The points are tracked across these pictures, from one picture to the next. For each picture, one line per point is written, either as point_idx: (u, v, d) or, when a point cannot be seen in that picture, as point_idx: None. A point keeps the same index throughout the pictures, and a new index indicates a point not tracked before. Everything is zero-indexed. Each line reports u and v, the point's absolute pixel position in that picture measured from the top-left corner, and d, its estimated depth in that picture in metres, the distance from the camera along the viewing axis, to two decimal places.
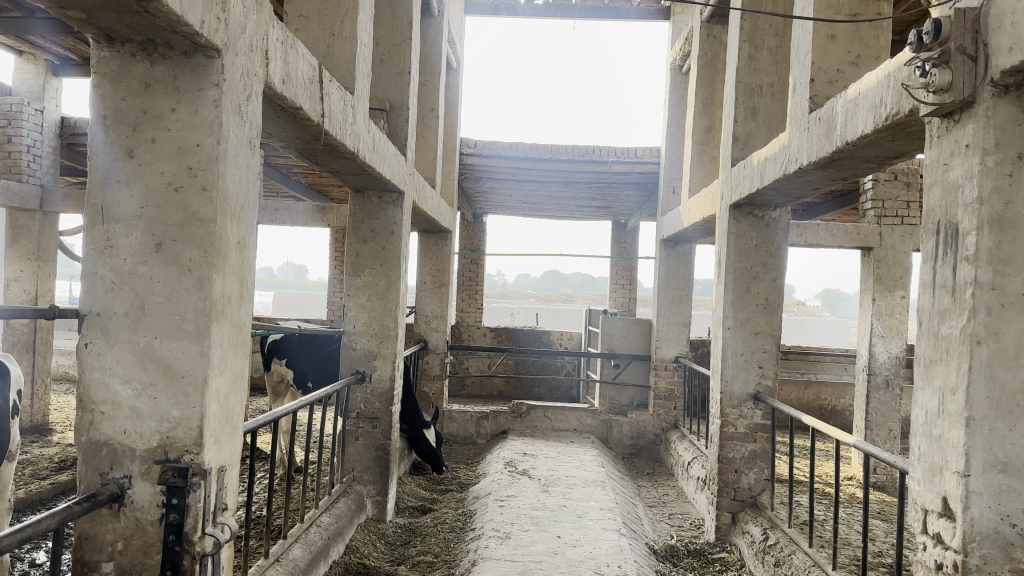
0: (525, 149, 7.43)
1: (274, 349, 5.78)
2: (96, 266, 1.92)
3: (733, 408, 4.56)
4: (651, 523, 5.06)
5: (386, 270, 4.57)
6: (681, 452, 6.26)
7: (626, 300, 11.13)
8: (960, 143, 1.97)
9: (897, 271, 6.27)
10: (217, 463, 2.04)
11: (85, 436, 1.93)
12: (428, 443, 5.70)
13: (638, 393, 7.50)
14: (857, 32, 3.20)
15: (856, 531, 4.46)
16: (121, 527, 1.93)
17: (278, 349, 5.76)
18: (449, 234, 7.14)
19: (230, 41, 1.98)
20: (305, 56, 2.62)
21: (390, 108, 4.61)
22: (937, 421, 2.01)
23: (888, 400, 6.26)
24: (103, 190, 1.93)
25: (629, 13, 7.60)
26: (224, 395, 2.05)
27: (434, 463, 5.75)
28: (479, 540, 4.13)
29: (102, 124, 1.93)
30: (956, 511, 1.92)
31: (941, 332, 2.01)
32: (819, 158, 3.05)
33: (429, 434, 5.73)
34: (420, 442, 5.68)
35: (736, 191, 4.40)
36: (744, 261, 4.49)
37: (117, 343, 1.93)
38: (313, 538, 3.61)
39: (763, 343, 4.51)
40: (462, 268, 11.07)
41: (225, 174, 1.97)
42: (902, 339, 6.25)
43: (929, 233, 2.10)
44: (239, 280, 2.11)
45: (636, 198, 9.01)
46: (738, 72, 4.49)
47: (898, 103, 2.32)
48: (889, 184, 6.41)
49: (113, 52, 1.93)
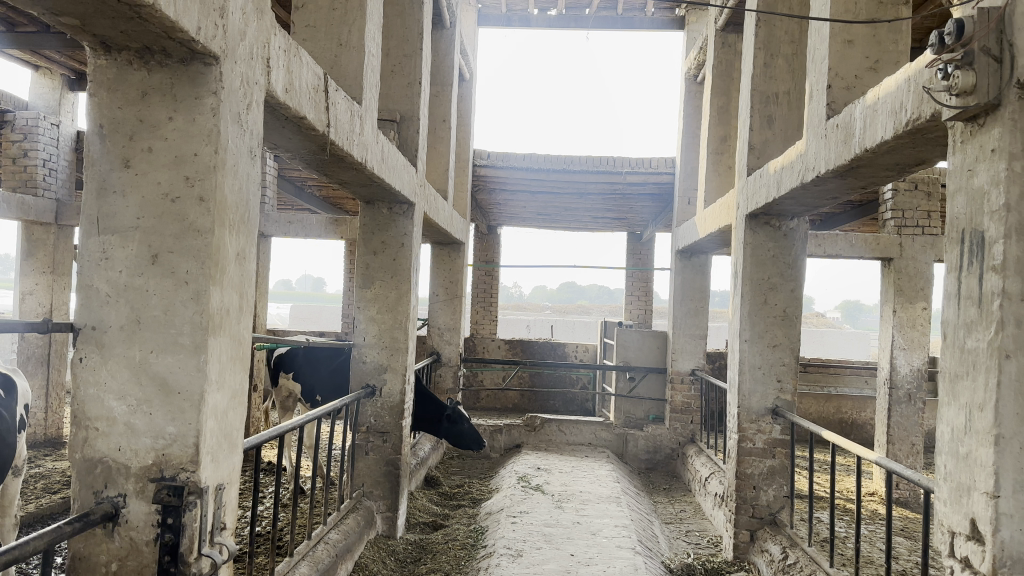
0: (538, 160, 7.41)
1: (280, 364, 5.77)
2: (92, 278, 1.89)
3: (752, 423, 4.45)
4: (668, 541, 4.93)
5: (396, 282, 4.53)
6: (698, 467, 6.12)
7: (642, 312, 10.99)
8: (984, 148, 1.88)
9: (919, 282, 6.11)
10: (215, 482, 1.98)
11: (79, 454, 1.89)
12: (459, 423, 5.65)
13: (654, 407, 7.37)
14: (875, 37, 3.12)
15: (879, 549, 4.32)
16: (115, 548, 1.88)
17: (284, 363, 5.75)
18: (461, 246, 7.09)
19: (229, 48, 1.95)
20: (310, 65, 2.60)
21: (401, 120, 4.58)
22: (964, 439, 1.90)
23: (911, 414, 6.09)
24: (100, 200, 1.90)
25: (644, 23, 7.57)
26: (222, 411, 2.00)
27: (467, 446, 5.71)
28: (491, 558, 4.04)
29: (98, 133, 1.90)
30: (985, 534, 1.81)
31: (968, 345, 1.91)
32: (837, 165, 2.96)
33: (461, 413, 5.68)
34: (450, 429, 5.63)
35: (753, 201, 4.30)
36: (761, 273, 4.39)
37: (112, 357, 1.89)
38: (320, 556, 3.54)
39: (782, 357, 4.40)
40: (476, 280, 11.05)
41: (224, 184, 1.93)
42: (925, 352, 6.09)
43: (953, 242, 2.01)
44: (239, 293, 2.07)
45: (651, 209, 8.94)
46: (753, 80, 4.42)
47: (919, 107, 2.24)
48: (909, 194, 6.30)
49: (110, 59, 1.90)
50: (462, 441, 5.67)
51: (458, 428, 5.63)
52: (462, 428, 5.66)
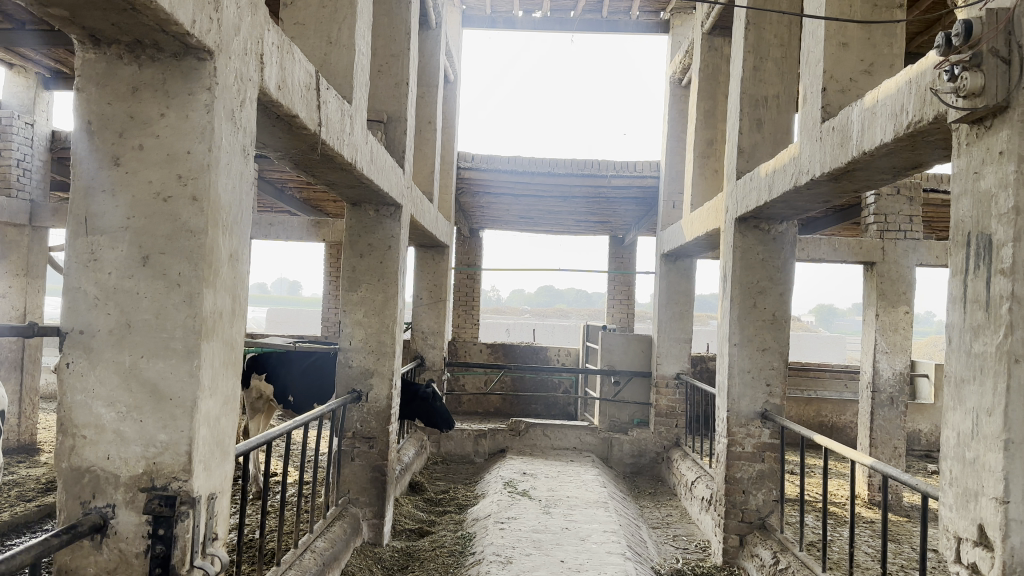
0: (522, 162, 7.38)
1: (253, 364, 5.58)
2: (80, 280, 1.80)
3: (741, 427, 4.44)
4: (656, 546, 4.90)
5: (383, 285, 4.46)
6: (685, 471, 6.11)
7: (624, 316, 11.00)
8: (992, 150, 1.88)
9: (900, 287, 6.18)
10: (207, 491, 1.90)
11: (65, 463, 1.79)
12: (432, 401, 5.58)
13: (639, 410, 7.34)
14: (870, 40, 3.13)
15: (866, 553, 4.33)
16: (103, 560, 1.79)
17: (257, 363, 5.57)
18: (446, 249, 7.03)
19: (223, 43, 1.88)
20: (302, 62, 2.52)
21: (388, 120, 4.51)
22: (971, 444, 1.89)
23: (893, 417, 6.16)
24: (87, 200, 1.81)
25: (628, 26, 7.58)
26: (215, 418, 1.92)
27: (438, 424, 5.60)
28: (480, 565, 3.97)
29: (86, 130, 1.82)
30: (994, 540, 1.80)
31: (975, 349, 1.90)
32: (832, 168, 2.97)
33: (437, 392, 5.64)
34: (423, 407, 5.57)
35: (743, 203, 4.30)
36: (751, 276, 4.39)
37: (100, 363, 1.80)
38: (307, 566, 3.45)
39: (771, 360, 4.40)
40: (458, 284, 10.98)
41: (217, 182, 1.86)
42: (907, 355, 6.16)
43: (959, 245, 2.01)
44: (232, 296, 1.99)
45: (634, 213, 8.96)
46: (743, 83, 4.43)
47: (921, 110, 2.24)
48: (891, 198, 6.34)
49: (99, 54, 1.82)
50: (434, 419, 5.58)
51: (430, 405, 5.56)
52: (434, 405, 5.59)
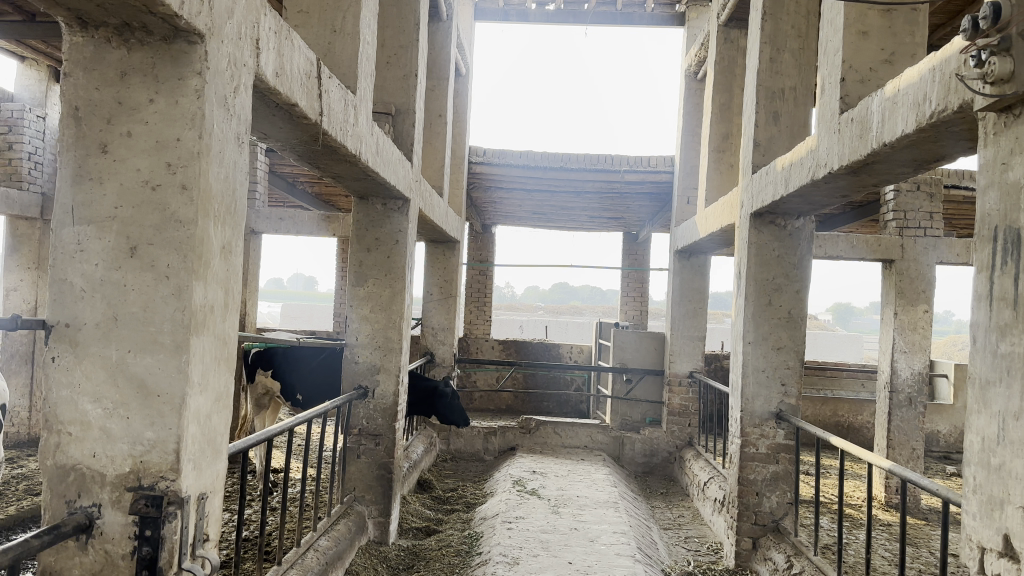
0: (534, 158, 7.28)
1: (259, 360, 5.59)
2: (64, 271, 1.74)
3: (755, 428, 4.33)
4: (667, 547, 4.81)
5: (390, 281, 4.40)
6: (697, 472, 6.01)
7: (637, 313, 10.87)
8: (1021, 139, 1.77)
9: (920, 285, 6.02)
10: (197, 491, 1.85)
11: (50, 461, 1.74)
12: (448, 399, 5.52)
13: (651, 410, 7.22)
14: (891, 28, 3.02)
15: (884, 558, 4.23)
16: (88, 562, 1.73)
17: (263, 359, 5.57)
18: (456, 244, 6.96)
19: (215, 26, 1.81)
20: (301, 49, 2.45)
21: (396, 113, 4.42)
22: (996, 450, 1.79)
23: (911, 418, 6.01)
24: (74, 187, 1.75)
25: (643, 19, 7.44)
26: (205, 415, 1.86)
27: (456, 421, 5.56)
28: (486, 566, 3.90)
29: (73, 116, 1.76)
30: (1019, 551, 1.70)
31: (1001, 349, 1.80)
32: (850, 161, 2.86)
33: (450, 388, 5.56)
34: (441, 406, 5.52)
35: (759, 198, 4.18)
36: (766, 272, 4.28)
37: (87, 357, 1.74)
38: (309, 565, 3.39)
39: (786, 360, 4.29)
40: (470, 279, 10.90)
41: (208, 171, 1.79)
42: (926, 355, 6.01)
43: (984, 241, 1.90)
44: (225, 289, 1.93)
45: (648, 209, 8.84)
46: (759, 75, 4.31)
47: (945, 98, 2.12)
48: (911, 194, 6.18)
49: (87, 37, 1.76)
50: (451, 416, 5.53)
51: (450, 404, 5.51)
52: (450, 403, 5.53)
